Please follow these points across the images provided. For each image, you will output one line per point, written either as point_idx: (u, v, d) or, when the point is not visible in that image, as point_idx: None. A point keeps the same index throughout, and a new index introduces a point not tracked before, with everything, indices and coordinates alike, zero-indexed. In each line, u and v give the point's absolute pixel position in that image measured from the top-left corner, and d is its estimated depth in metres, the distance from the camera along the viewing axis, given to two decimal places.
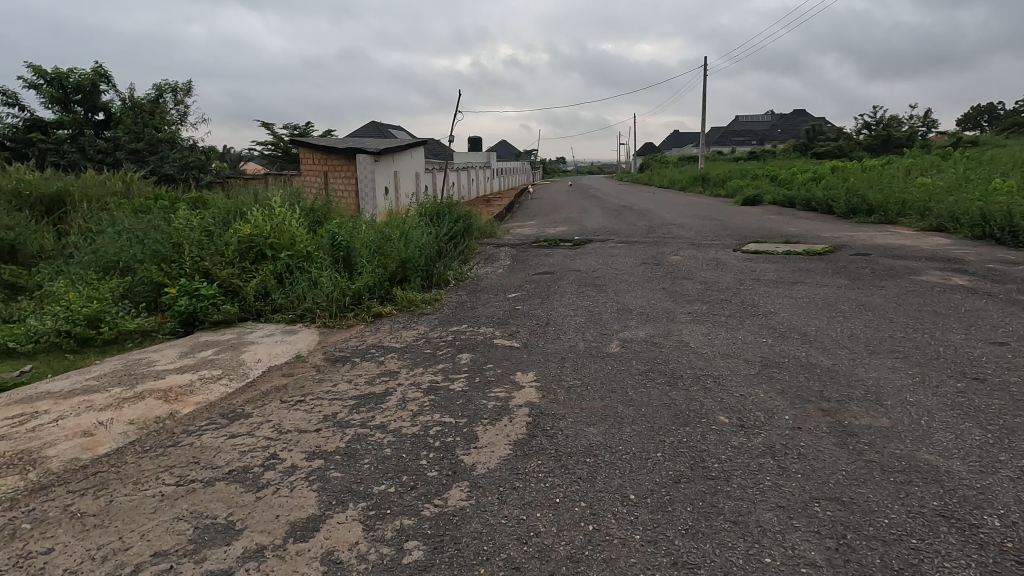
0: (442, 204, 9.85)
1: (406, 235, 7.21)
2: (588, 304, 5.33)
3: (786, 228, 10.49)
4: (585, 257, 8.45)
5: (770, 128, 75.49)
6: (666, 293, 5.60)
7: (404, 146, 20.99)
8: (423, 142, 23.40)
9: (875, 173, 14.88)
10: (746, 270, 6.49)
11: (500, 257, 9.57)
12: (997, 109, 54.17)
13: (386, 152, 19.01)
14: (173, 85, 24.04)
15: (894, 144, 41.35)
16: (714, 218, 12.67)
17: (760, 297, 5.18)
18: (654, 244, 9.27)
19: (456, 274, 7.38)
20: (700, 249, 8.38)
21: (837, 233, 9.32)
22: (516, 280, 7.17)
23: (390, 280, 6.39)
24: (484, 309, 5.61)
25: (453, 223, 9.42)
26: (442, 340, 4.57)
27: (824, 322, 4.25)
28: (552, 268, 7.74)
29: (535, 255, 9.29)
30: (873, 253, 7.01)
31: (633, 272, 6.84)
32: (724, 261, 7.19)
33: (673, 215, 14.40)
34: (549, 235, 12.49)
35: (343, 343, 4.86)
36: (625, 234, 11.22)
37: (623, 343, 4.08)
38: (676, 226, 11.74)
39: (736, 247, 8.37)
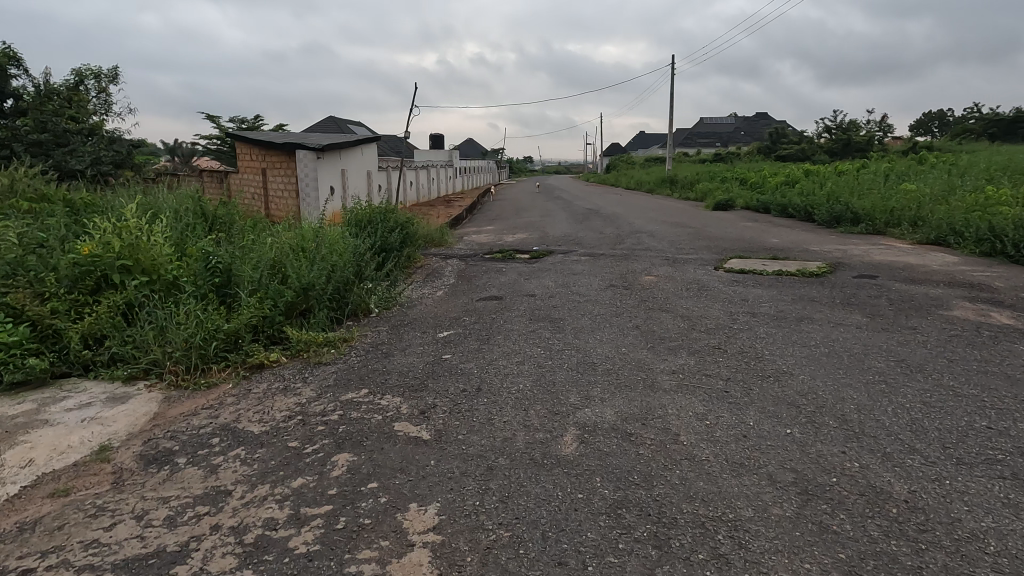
0: (378, 210, 8.37)
1: (316, 252, 5.72)
2: (540, 352, 4.02)
3: (768, 239, 9.44)
4: (542, 275, 7.14)
5: (733, 130, 76.21)
6: (641, 335, 4.33)
7: (353, 142, 19.25)
8: (376, 138, 21.71)
9: (852, 177, 14.10)
10: (736, 298, 5.30)
11: (444, 273, 8.17)
12: (947, 117, 55.83)
13: (330, 148, 17.28)
14: (96, 71, 21.68)
15: (855, 148, 41.68)
16: (688, 227, 11.54)
17: (761, 344, 3.95)
18: (622, 259, 8.03)
19: (381, 300, 5.95)
20: (676, 266, 7.18)
21: (825, 247, 8.31)
22: (455, 308, 5.79)
23: (286, 313, 4.92)
24: (402, 358, 4.21)
25: (389, 232, 7.94)
26: (321, 419, 3.16)
27: (864, 395, 3.01)
28: (502, 291, 6.40)
29: (485, 272, 7.93)
30: (879, 276, 5.92)
31: (598, 300, 5.57)
32: (706, 284, 6.00)
33: (642, 221, 13.23)
34: (506, 244, 11.13)
35: (187, 419, 3.40)
36: (590, 244, 9.95)
37: (584, 435, 2.75)
38: (646, 236, 10.54)
39: (717, 264, 7.22)
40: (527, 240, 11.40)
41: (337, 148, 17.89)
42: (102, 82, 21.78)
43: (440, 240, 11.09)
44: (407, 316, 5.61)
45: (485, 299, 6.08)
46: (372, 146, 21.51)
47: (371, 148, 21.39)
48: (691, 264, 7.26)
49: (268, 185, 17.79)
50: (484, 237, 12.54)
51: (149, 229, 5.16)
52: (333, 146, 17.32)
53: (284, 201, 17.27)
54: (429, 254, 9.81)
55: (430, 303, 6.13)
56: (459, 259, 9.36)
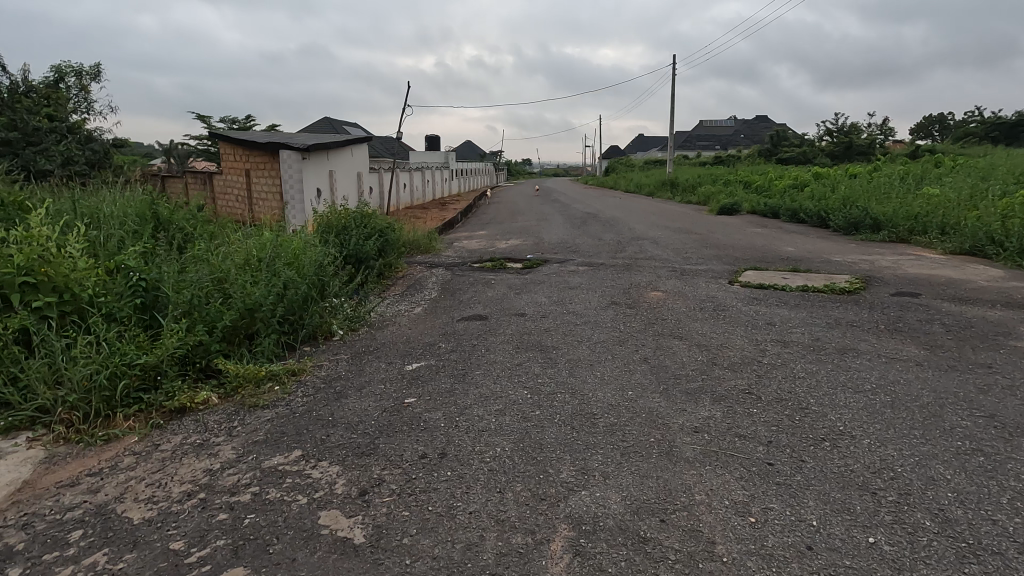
0: (354, 215, 7.57)
1: (270, 266, 4.93)
2: (526, 397, 3.22)
3: (782, 247, 8.66)
4: (534, 290, 6.35)
5: (732, 133, 75.68)
6: (651, 372, 3.54)
7: (342, 142, 18.45)
8: (367, 138, 20.89)
9: (865, 181, 13.36)
10: (761, 322, 4.51)
11: (427, 285, 7.36)
12: (948, 121, 55.40)
13: (317, 148, 16.49)
14: (77, 67, 20.83)
15: (857, 151, 41.04)
16: (694, 233, 10.75)
17: (802, 388, 3.16)
18: (624, 270, 7.24)
19: (347, 321, 5.16)
20: (686, 280, 6.38)
21: (849, 257, 7.53)
22: (431, 330, 4.99)
23: (225, 341, 4.11)
24: (356, 401, 3.42)
25: (366, 240, 7.14)
26: (228, 501, 2.35)
27: (962, 476, 2.22)
28: (488, 309, 5.60)
29: (472, 284, 7.12)
30: (922, 295, 5.14)
31: (598, 322, 4.77)
32: (722, 303, 5.21)
33: (644, 227, 12.46)
34: (498, 251, 10.30)
35: (60, 493, 2.59)
36: (589, 252, 9.16)
37: (580, 541, 1.95)
38: (650, 243, 9.74)
39: (731, 278, 6.42)
40: (521, 247, 10.59)
41: (324, 148, 17.09)
42: (82, 79, 20.93)
43: (427, 248, 10.29)
44: (374, 340, 4.81)
45: (467, 318, 5.28)
46: (363, 147, 20.73)
47: (362, 149, 20.61)
48: (702, 277, 6.48)
49: (252, 187, 17.00)
50: (475, 243, 11.73)
51: (67, 238, 4.36)
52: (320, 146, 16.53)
53: (268, 204, 16.45)
54: (414, 263, 9.01)
55: (405, 324, 5.33)
56: (446, 269, 8.56)
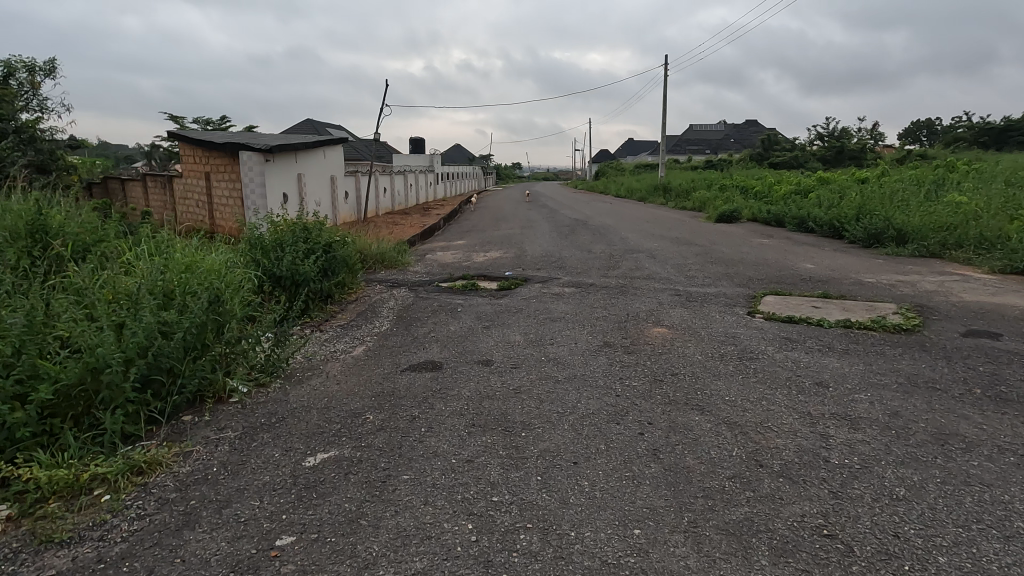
0: (295, 230, 6.31)
1: (144, 304, 3.65)
2: (469, 542, 2.00)
3: (799, 264, 7.53)
4: (508, 322, 5.14)
5: (722, 138, 75.23)
6: (665, 480, 2.34)
7: (313, 144, 17.16)
8: (343, 140, 19.62)
9: (875, 187, 12.35)
10: (805, 379, 3.35)
11: (382, 312, 6.12)
12: (936, 126, 55.25)
13: (282, 149, 15.18)
14: (28, 63, 19.34)
15: (850, 155, 40.40)
16: (694, 245, 9.59)
17: (907, 524, 1.98)
18: (618, 294, 6.07)
19: (252, 376, 3.90)
20: (695, 310, 5.22)
21: (881, 277, 6.40)
22: (365, 386, 3.76)
23: (46, 424, 2.82)
24: (203, 536, 2.18)
25: (305, 258, 5.87)
26: None
27: None
28: (446, 351, 4.39)
29: (435, 312, 5.89)
30: (1003, 336, 4.00)
31: (586, 377, 3.58)
32: (746, 346, 4.03)
33: (637, 237, 11.31)
34: (474, 266, 9.10)
35: None
36: (576, 268, 7.98)
37: None
38: (645, 257, 8.57)
39: (748, 307, 5.27)
40: (501, 260, 9.39)
41: (291, 149, 15.79)
42: (34, 75, 19.45)
43: (392, 263, 9.04)
44: (284, 403, 3.55)
45: (418, 366, 4.07)
46: (338, 148, 19.43)
47: (337, 151, 19.31)
48: (713, 306, 5.32)
49: (212, 191, 15.70)
50: (451, 255, 10.50)
51: None
52: (285, 147, 15.23)
53: (228, 209, 15.13)
54: (374, 282, 7.76)
55: (335, 374, 4.09)
56: (410, 289, 7.32)
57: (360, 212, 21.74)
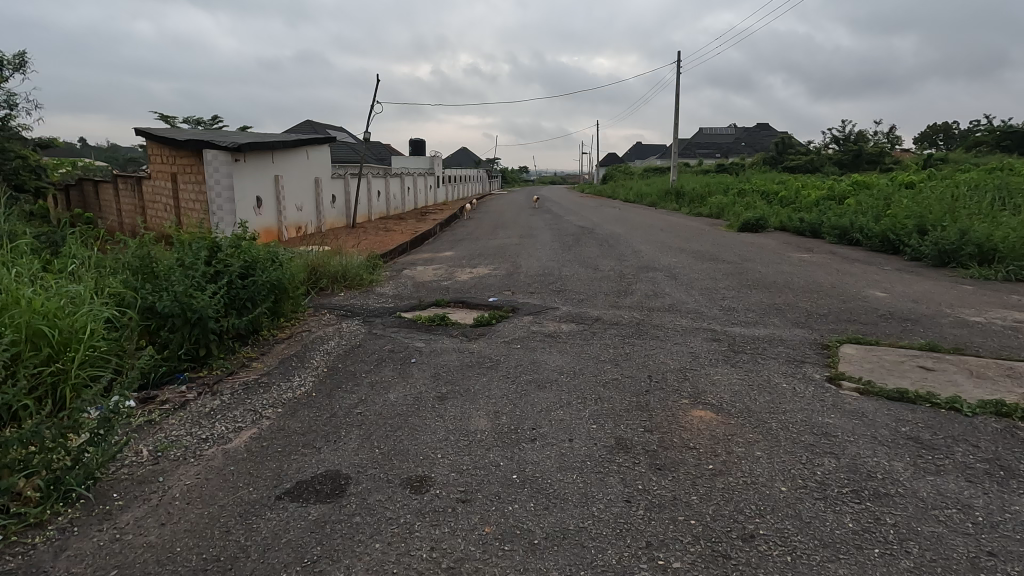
0: (201, 247, 4.76)
1: None
2: None
3: (863, 291, 5.90)
4: (476, 387, 3.54)
5: (732, 142, 73.54)
6: None
7: (294, 143, 15.69)
8: (330, 140, 18.18)
9: (925, 192, 10.71)
10: (1013, 567, 1.74)
11: (312, 359, 4.53)
12: (953, 130, 53.55)
13: (254, 148, 13.69)
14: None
15: (867, 160, 38.65)
16: (721, 262, 7.95)
17: None
18: (632, 338, 4.47)
19: (16, 509, 2.32)
20: (747, 371, 3.60)
21: (989, 314, 4.76)
22: (202, 537, 2.17)
23: None
24: None
25: (205, 286, 4.31)
26: None
27: None
28: (367, 448, 2.79)
29: (381, 361, 4.29)
30: None
31: (585, 541, 1.97)
32: (858, 459, 2.41)
33: (651, 250, 9.72)
34: (454, 286, 7.49)
35: None
36: (578, 292, 6.40)
37: None
38: (664, 278, 6.96)
39: (823, 367, 3.65)
40: (488, 279, 7.79)
41: (265, 148, 14.29)
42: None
43: (354, 282, 7.48)
44: None
45: (312, 486, 2.48)
46: (323, 148, 17.95)
47: (322, 151, 17.85)
48: (773, 365, 3.70)
49: (179, 194, 14.28)
50: (430, 271, 8.90)
51: None
52: (258, 145, 13.74)
53: (195, 214, 13.66)
54: (324, 309, 6.20)
55: (174, 496, 2.50)
56: (364, 321, 5.73)
57: (348, 216, 20.24)
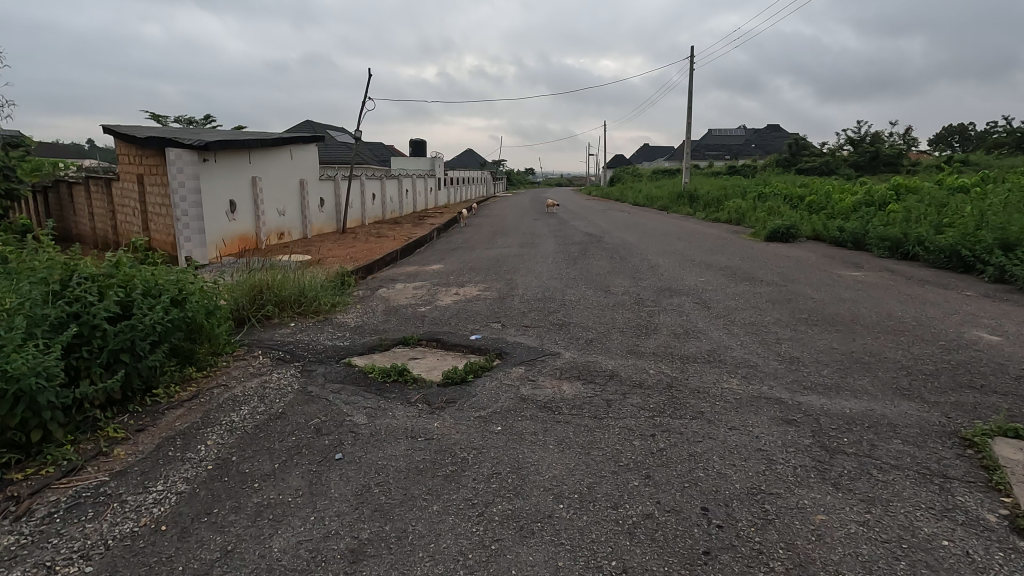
0: (57, 280, 3.41)
1: None
2: None
3: (959, 330, 4.49)
4: (417, 530, 2.14)
5: (741, 143, 72.01)
6: None
7: (274, 141, 14.37)
8: (318, 138, 16.88)
9: (986, 197, 9.28)
10: None
11: (202, 443, 3.14)
12: (970, 130, 51.90)
13: (226, 148, 12.38)
14: None
15: (885, 161, 37.14)
16: (759, 285, 6.54)
17: None
18: (665, 415, 3.07)
19: None
20: (863, 502, 2.20)
21: None
22: None
23: None
24: None
25: (37, 340, 2.95)
26: None
27: None
28: None
29: (295, 452, 2.91)
30: None
31: None
32: None
33: (670, 265, 8.33)
34: (433, 313, 6.09)
35: None
36: (586, 327, 5.02)
37: None
38: (692, 308, 5.58)
39: (988, 494, 2.23)
40: (475, 303, 6.39)
41: (239, 148, 12.98)
42: None
43: (306, 311, 6.10)
44: None
45: None
46: (308, 147, 16.65)
47: (308, 151, 16.54)
48: (902, 488, 2.29)
49: (147, 197, 13.00)
50: (409, 292, 7.50)
51: None
52: (231, 145, 12.44)
53: (162, 220, 12.34)
54: (258, 351, 4.82)
55: None
56: (303, 369, 4.35)
57: (339, 221, 18.95)
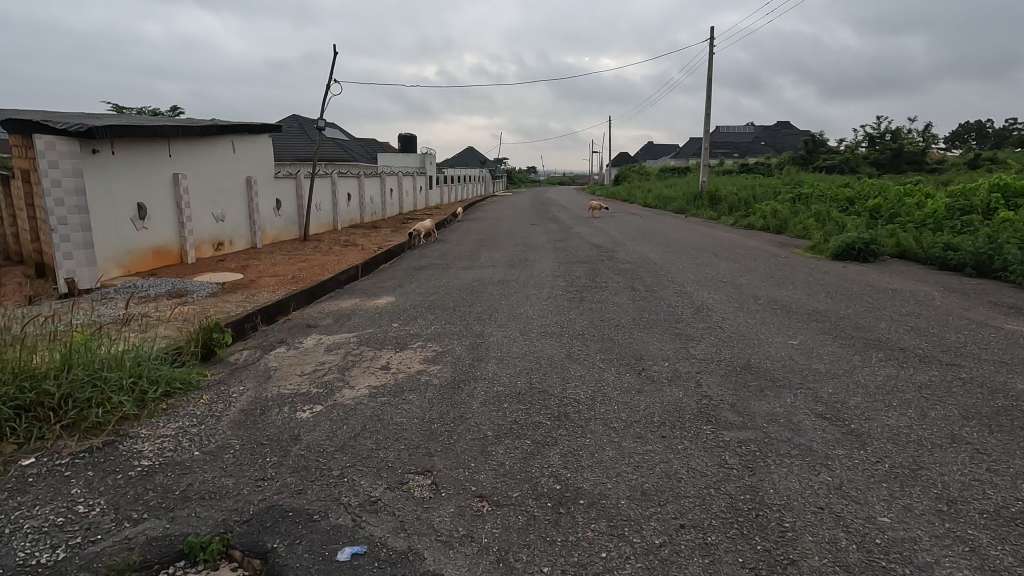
0: None
1: None
2: None
3: None
4: None
5: (750, 140, 69.00)
6: None
7: (203, 129, 11.55)
8: (268, 128, 14.04)
9: None
10: None
11: None
12: (990, 129, 48.86)
13: (127, 135, 9.56)
14: None
15: (908, 159, 34.00)
16: (911, 367, 3.68)
17: None
18: None
19: None
20: None
21: None
22: None
23: None
24: None
25: None
26: None
27: None
28: None
29: None
30: None
31: None
32: None
33: (728, 309, 5.50)
34: (319, 427, 3.24)
35: None
36: (615, 517, 2.19)
37: None
38: (828, 441, 2.73)
39: None
40: (402, 402, 3.53)
41: (149, 136, 10.16)
42: None
43: (75, 426, 3.25)
44: None
45: None
46: (256, 139, 13.83)
47: (255, 144, 13.69)
48: None
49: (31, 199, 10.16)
50: (316, 358, 4.64)
51: None
52: (134, 132, 9.63)
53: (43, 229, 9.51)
54: None
55: None
56: None
57: (300, 227, 16.11)
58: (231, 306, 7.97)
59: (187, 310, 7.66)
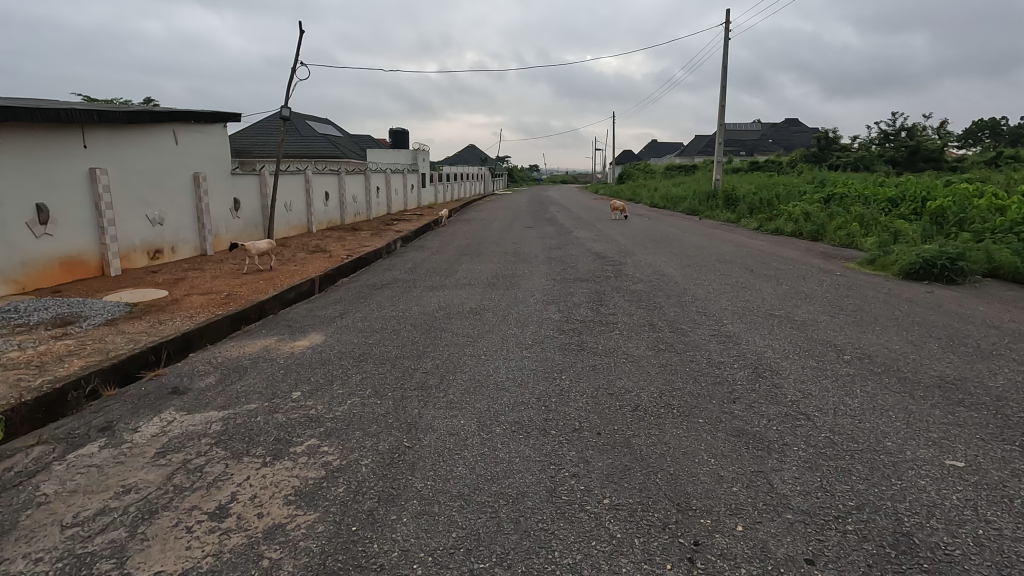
0: None
1: None
2: None
3: None
4: None
5: (756, 138, 66.91)
6: None
7: (128, 115, 9.65)
8: (218, 116, 12.13)
9: None
10: None
11: None
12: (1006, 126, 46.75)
13: (13, 118, 7.67)
14: None
15: (925, 157, 31.88)
16: None
17: None
18: None
19: None
20: None
21: None
22: None
23: None
24: None
25: None
26: None
27: None
28: None
29: None
30: None
31: None
32: None
33: (803, 374, 3.60)
34: None
35: None
36: None
37: None
38: None
39: None
40: None
41: (48, 121, 8.26)
42: None
43: None
44: None
45: None
46: (204, 128, 11.94)
47: (201, 134, 11.78)
48: None
49: None
50: (126, 476, 2.73)
51: None
52: (22, 115, 7.74)
53: None
54: None
55: None
56: None
57: (264, 231, 14.22)
58: (119, 341, 6.05)
59: (55, 349, 5.72)
